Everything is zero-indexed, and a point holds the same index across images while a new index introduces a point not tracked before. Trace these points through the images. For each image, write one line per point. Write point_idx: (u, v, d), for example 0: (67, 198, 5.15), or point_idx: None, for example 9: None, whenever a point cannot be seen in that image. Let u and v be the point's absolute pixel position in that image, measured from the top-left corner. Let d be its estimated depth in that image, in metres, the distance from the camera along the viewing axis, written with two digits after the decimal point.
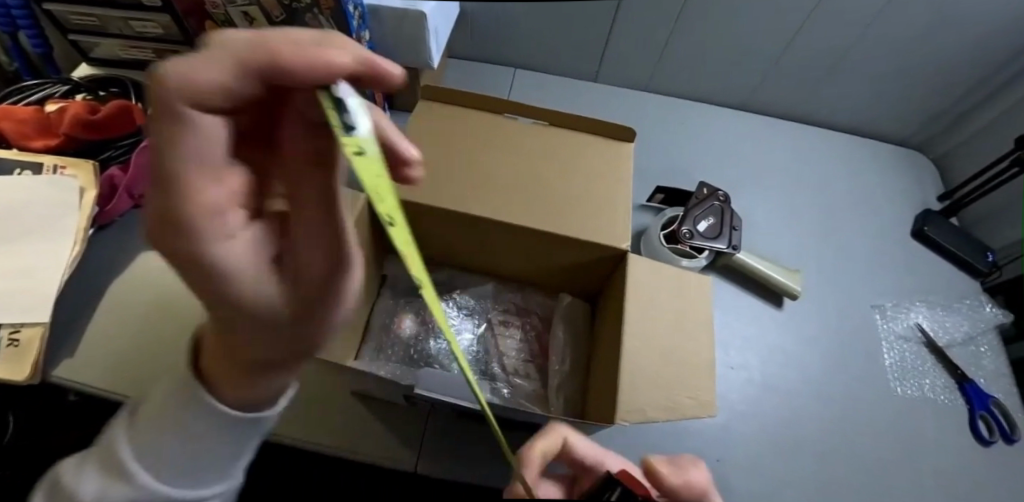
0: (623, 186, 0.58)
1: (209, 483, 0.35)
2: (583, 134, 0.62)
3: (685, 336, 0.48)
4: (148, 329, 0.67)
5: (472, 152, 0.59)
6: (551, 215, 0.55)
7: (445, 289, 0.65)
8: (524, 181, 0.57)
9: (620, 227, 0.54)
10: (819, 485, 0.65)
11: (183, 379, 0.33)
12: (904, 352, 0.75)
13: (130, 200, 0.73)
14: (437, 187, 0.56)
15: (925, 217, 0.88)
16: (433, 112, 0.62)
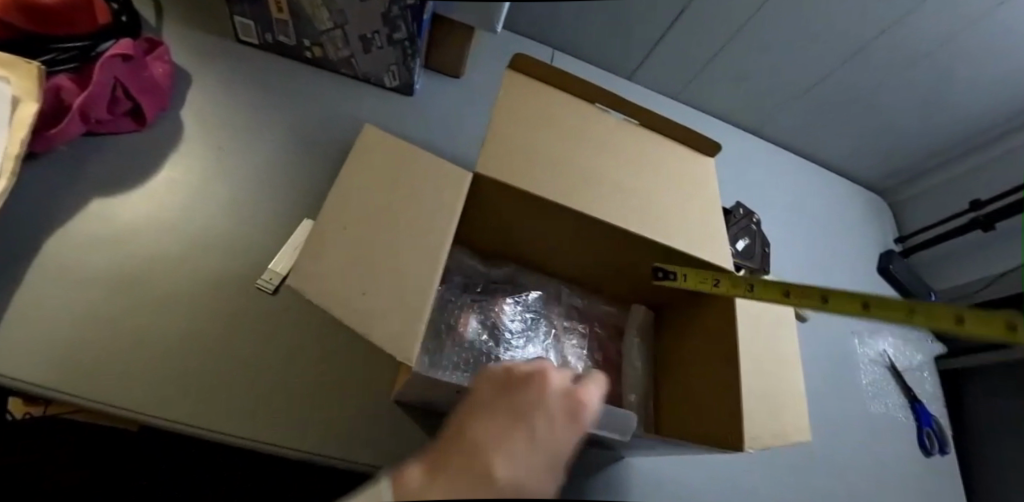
0: (711, 203, 0.56)
1: None
2: (670, 142, 0.60)
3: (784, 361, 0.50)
4: (112, 301, 0.52)
5: (568, 141, 0.53)
6: (651, 218, 0.51)
7: (509, 286, 0.64)
8: (620, 179, 0.53)
9: (712, 243, 0.53)
10: (809, 491, 0.71)
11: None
12: (874, 375, 0.86)
13: (83, 124, 0.56)
14: (536, 176, 0.48)
15: (889, 256, 1.00)
16: (521, 82, 0.54)
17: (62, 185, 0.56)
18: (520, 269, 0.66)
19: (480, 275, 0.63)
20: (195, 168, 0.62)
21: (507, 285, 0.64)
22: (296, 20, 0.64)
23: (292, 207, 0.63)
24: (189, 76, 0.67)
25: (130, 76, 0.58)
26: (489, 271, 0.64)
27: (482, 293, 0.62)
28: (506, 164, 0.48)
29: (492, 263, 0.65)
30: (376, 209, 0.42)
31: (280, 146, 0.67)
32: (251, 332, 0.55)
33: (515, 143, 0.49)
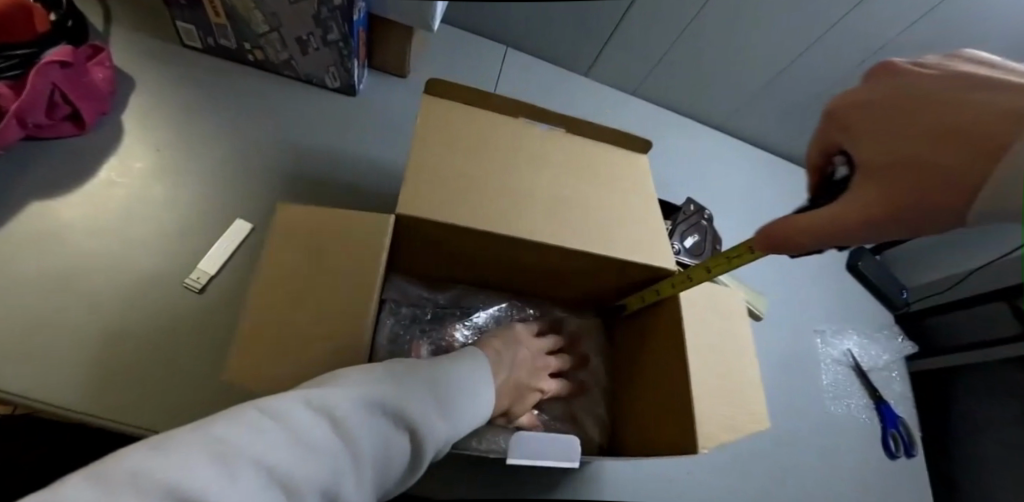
0: (648, 201, 0.56)
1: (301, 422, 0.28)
2: (604, 144, 0.58)
3: (738, 360, 0.52)
4: (45, 300, 0.54)
5: (486, 157, 0.52)
6: (589, 231, 0.51)
7: (458, 312, 0.63)
8: (556, 193, 0.52)
9: (654, 251, 0.52)
10: (752, 492, 0.70)
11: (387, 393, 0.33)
12: (836, 375, 0.83)
13: (21, 129, 0.57)
14: (453, 200, 0.47)
15: (859, 252, 0.95)
16: (446, 98, 0.53)
17: (1, 187, 0.58)
18: (465, 289, 0.64)
19: (423, 301, 0.62)
20: (134, 169, 0.63)
21: (455, 310, 0.63)
22: (233, 24, 0.65)
23: (227, 208, 0.64)
24: (133, 81, 0.69)
25: (69, 82, 0.60)
26: (431, 297, 0.63)
27: (430, 321, 0.62)
28: (419, 196, 0.46)
29: (436, 289, 0.63)
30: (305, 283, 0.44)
31: (221, 147, 0.68)
32: (179, 331, 0.56)
33: (433, 179, 0.48)
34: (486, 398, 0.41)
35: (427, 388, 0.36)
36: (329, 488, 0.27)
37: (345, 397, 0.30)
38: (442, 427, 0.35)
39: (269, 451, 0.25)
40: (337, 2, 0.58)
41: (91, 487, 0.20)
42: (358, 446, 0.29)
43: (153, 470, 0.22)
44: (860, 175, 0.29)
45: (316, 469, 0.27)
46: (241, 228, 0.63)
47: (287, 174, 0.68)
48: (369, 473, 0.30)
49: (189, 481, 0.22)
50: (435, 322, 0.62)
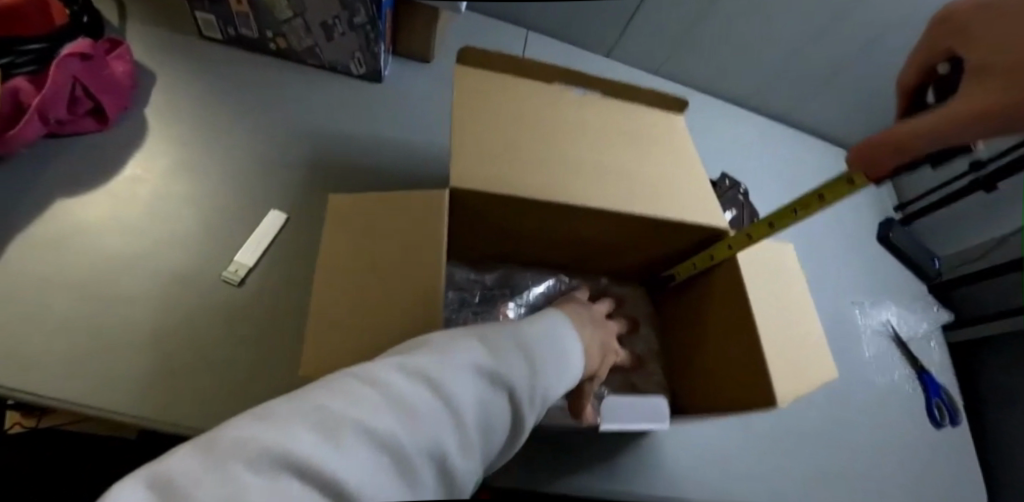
0: (693, 163, 0.53)
1: (392, 383, 0.26)
2: (648, 109, 0.54)
3: (801, 317, 0.52)
4: (81, 300, 0.52)
5: (531, 125, 0.48)
6: (640, 194, 0.48)
7: (507, 291, 0.63)
8: (603, 157, 0.49)
9: (708, 212, 0.49)
10: (804, 468, 0.69)
11: (471, 349, 0.30)
12: (878, 346, 0.82)
13: (44, 125, 0.55)
14: (503, 169, 0.45)
15: (889, 223, 0.95)
16: (483, 64, 0.48)
17: (25, 187, 0.56)
18: (513, 266, 0.63)
19: (471, 283, 0.61)
20: (160, 164, 0.61)
21: (504, 289, 0.63)
22: (256, 12, 0.63)
23: (258, 200, 0.62)
24: (153, 74, 0.66)
25: (89, 75, 0.57)
26: (479, 278, 0.62)
27: (480, 303, 0.61)
28: (469, 169, 0.43)
29: (482, 270, 0.62)
30: (353, 262, 0.44)
31: (247, 139, 0.66)
32: (221, 326, 0.54)
33: (476, 149, 0.44)
34: (573, 359, 0.38)
35: (514, 341, 0.33)
36: (433, 451, 0.25)
37: (432, 358, 0.28)
38: (534, 384, 0.32)
39: (366, 414, 0.24)
40: None
41: (203, 459, 0.20)
42: (456, 406, 0.27)
43: (256, 439, 0.21)
44: (966, 79, 0.25)
45: (418, 430, 0.25)
46: (275, 219, 0.61)
47: (317, 164, 0.66)
48: (471, 435, 0.28)
49: (292, 446, 0.21)
50: (485, 303, 0.61)
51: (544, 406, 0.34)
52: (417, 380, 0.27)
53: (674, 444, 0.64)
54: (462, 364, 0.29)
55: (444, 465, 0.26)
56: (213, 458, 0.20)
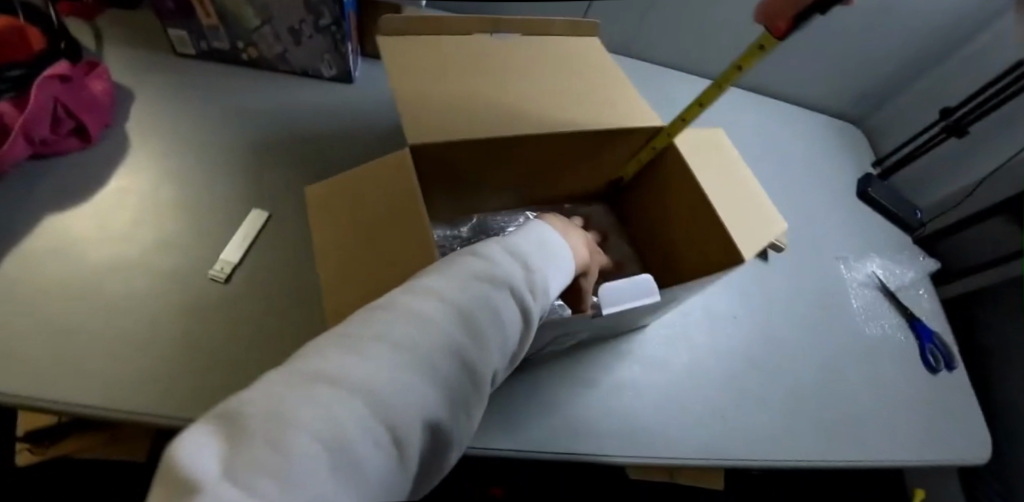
0: (612, 74, 0.66)
1: (401, 303, 0.28)
2: (560, 37, 0.67)
3: (744, 181, 0.63)
4: (74, 308, 0.53)
5: (482, 84, 0.59)
6: (581, 108, 0.62)
7: (483, 235, 0.77)
8: (546, 85, 0.62)
9: (636, 113, 0.64)
10: (802, 420, 0.69)
11: (465, 263, 0.33)
12: (865, 297, 0.83)
13: (28, 145, 0.57)
14: (462, 107, 0.56)
15: (867, 179, 0.96)
16: (409, 42, 0.58)
17: (15, 206, 0.58)
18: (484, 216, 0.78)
19: (448, 240, 0.74)
20: (144, 176, 0.63)
21: (480, 236, 0.76)
22: (225, 23, 0.66)
23: (240, 201, 0.64)
24: (132, 92, 0.69)
25: (69, 95, 0.60)
26: (451, 236, 0.75)
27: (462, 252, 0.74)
28: (433, 122, 0.53)
29: (456, 227, 0.76)
30: (344, 228, 0.52)
31: (226, 145, 0.68)
32: (211, 321, 0.55)
33: (434, 93, 0.55)
34: (555, 262, 0.44)
35: (500, 252, 0.37)
36: (454, 349, 0.27)
37: (432, 279, 0.31)
38: (522, 284, 0.36)
39: (381, 330, 0.26)
40: None
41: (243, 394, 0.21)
42: (466, 310, 0.29)
43: (290, 371, 0.22)
44: None
45: (436, 333, 0.27)
46: (257, 218, 0.62)
47: (296, 164, 0.69)
48: (489, 333, 0.30)
49: (322, 366, 0.22)
50: None
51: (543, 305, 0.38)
52: (423, 297, 0.29)
53: (661, 403, 0.65)
54: (462, 275, 0.32)
55: (466, 361, 0.28)
56: (267, 398, 0.20)
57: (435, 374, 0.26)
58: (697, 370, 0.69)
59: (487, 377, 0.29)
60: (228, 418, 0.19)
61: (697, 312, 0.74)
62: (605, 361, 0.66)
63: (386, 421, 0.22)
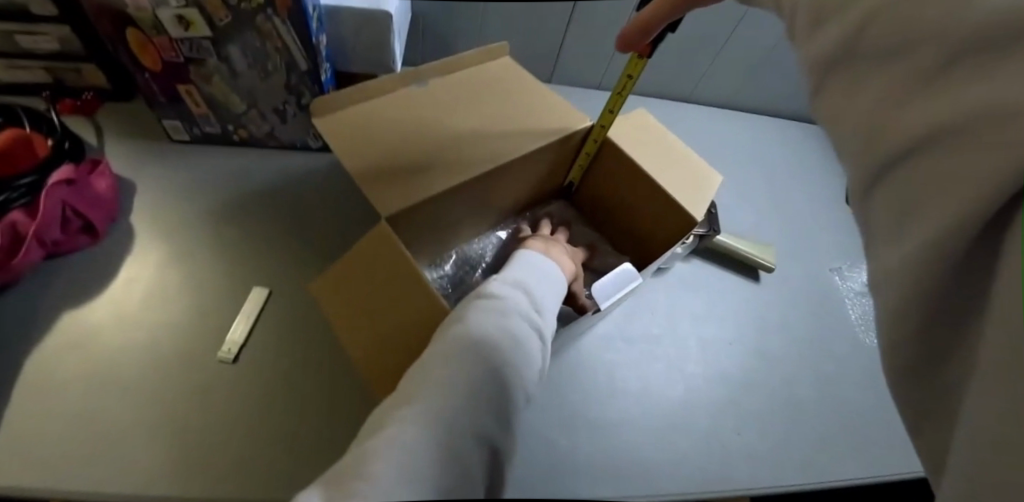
0: (539, 88, 0.71)
1: (423, 363, 0.41)
2: (476, 66, 0.71)
3: (678, 152, 0.72)
4: (93, 402, 0.56)
5: (427, 126, 0.64)
6: (518, 121, 0.67)
7: (467, 267, 0.73)
8: (484, 116, 0.66)
9: (569, 116, 0.70)
10: (816, 442, 0.68)
11: (455, 324, 0.44)
12: (863, 306, 0.83)
13: (41, 249, 0.61)
14: (417, 159, 0.60)
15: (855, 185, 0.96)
16: (347, 118, 0.60)
17: (33, 307, 0.61)
18: (458, 246, 0.73)
19: (438, 283, 0.71)
20: (149, 263, 0.67)
21: (466, 268, 0.73)
22: (214, 110, 0.71)
23: (239, 278, 0.67)
24: (134, 183, 0.73)
25: (76, 197, 0.64)
26: (440, 277, 0.71)
27: (454, 289, 0.71)
28: (394, 191, 0.56)
29: (439, 264, 0.72)
30: (354, 308, 0.54)
31: (222, 224, 0.71)
32: (221, 402, 0.58)
33: (380, 145, 0.60)
34: (541, 297, 0.53)
35: (482, 306, 0.47)
36: (467, 388, 0.38)
37: (437, 347, 0.42)
38: (531, 309, 0.49)
39: (415, 388, 0.39)
40: (304, 66, 0.65)
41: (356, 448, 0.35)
42: (467, 356, 0.41)
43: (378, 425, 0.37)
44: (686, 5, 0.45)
45: (452, 376, 0.39)
46: (259, 296, 0.65)
47: (290, 235, 0.72)
48: (486, 369, 0.41)
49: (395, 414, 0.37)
50: (458, 287, 0.72)
51: (532, 333, 0.47)
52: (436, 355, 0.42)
53: (660, 440, 0.64)
54: (456, 334, 0.43)
55: (478, 395, 0.38)
56: (370, 441, 0.35)
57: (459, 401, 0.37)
58: (695, 403, 0.68)
59: (530, 382, 0.44)
60: (356, 454, 0.34)
61: (690, 341, 0.73)
62: (608, 402, 0.66)
63: (434, 441, 0.35)
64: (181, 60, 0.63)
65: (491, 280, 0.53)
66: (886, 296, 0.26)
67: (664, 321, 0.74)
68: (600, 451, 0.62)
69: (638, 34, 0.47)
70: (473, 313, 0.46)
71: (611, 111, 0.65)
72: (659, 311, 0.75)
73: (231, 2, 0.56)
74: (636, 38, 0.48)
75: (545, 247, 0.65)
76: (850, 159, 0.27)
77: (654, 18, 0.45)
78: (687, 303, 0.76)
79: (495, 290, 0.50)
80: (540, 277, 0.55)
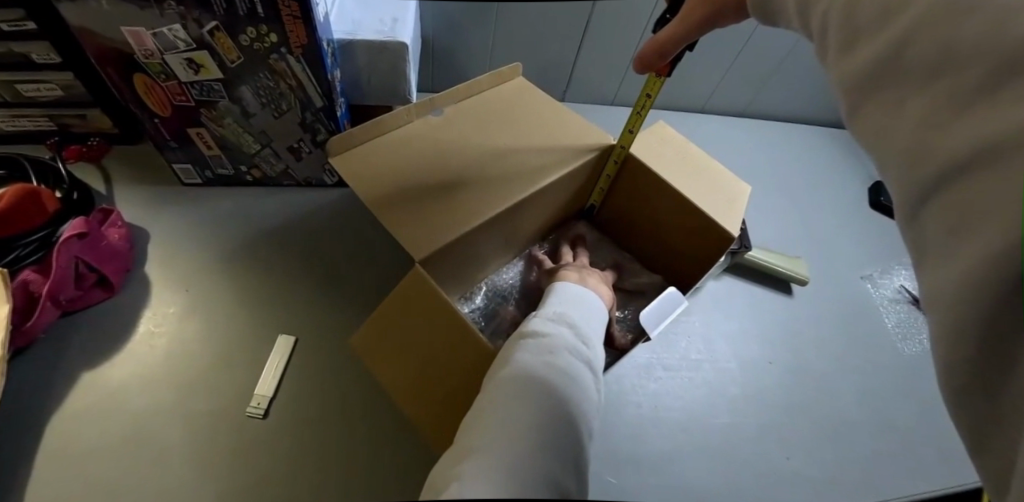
0: (557, 106, 0.67)
1: (480, 411, 0.36)
2: (489, 89, 0.67)
3: (705, 164, 0.65)
4: (120, 466, 0.54)
5: (446, 153, 0.59)
6: (542, 142, 0.63)
7: (498, 299, 0.70)
8: (505, 139, 0.62)
9: (594, 133, 0.66)
10: (866, 464, 0.65)
11: (508, 364, 0.40)
12: (899, 314, 0.80)
13: (56, 308, 0.59)
14: (440, 192, 0.56)
15: (877, 189, 0.94)
16: (360, 158, 0.55)
17: (51, 369, 0.59)
18: (486, 277, 0.71)
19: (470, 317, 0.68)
20: (168, 314, 0.64)
21: (496, 300, 0.70)
22: (227, 152, 0.68)
23: (261, 325, 0.65)
24: (146, 230, 0.70)
25: (88, 250, 0.60)
26: (472, 311, 0.69)
27: (486, 323, 0.68)
28: (423, 234, 0.52)
29: (470, 297, 0.69)
30: (395, 353, 0.48)
31: (241, 270, 0.68)
32: (252, 460, 0.55)
33: (396, 176, 0.55)
34: (588, 329, 0.48)
35: (531, 343, 0.43)
36: (539, 430, 0.33)
37: (491, 391, 0.37)
38: (577, 340, 0.45)
39: (477, 434, 0.33)
40: (320, 103, 0.63)
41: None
42: (529, 395, 0.36)
43: (441, 482, 0.30)
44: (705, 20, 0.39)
45: (519, 418, 0.33)
46: (285, 344, 0.63)
47: (310, 277, 0.69)
48: (553, 408, 0.35)
49: (462, 462, 0.30)
50: (489, 320, 0.69)
51: (589, 371, 0.42)
52: (493, 397, 0.37)
53: (708, 471, 0.62)
54: (511, 375, 0.38)
55: (553, 440, 0.33)
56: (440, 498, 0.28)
57: (535, 445, 0.31)
58: (742, 428, 0.66)
59: (593, 420, 0.38)
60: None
61: (729, 364, 0.71)
62: (651, 435, 0.63)
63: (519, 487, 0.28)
64: (192, 103, 0.61)
65: (532, 316, 0.48)
66: (946, 325, 0.24)
67: (702, 345, 0.72)
68: (650, 487, 0.59)
69: (653, 58, 0.44)
70: (523, 351, 0.41)
71: (631, 130, 0.60)
72: (695, 334, 0.73)
73: (243, 43, 0.54)
74: (653, 60, 0.44)
75: (580, 275, 0.60)
76: (896, 179, 0.26)
77: (669, 40, 0.42)
78: (722, 324, 0.74)
79: (541, 327, 0.46)
80: (581, 309, 0.51)
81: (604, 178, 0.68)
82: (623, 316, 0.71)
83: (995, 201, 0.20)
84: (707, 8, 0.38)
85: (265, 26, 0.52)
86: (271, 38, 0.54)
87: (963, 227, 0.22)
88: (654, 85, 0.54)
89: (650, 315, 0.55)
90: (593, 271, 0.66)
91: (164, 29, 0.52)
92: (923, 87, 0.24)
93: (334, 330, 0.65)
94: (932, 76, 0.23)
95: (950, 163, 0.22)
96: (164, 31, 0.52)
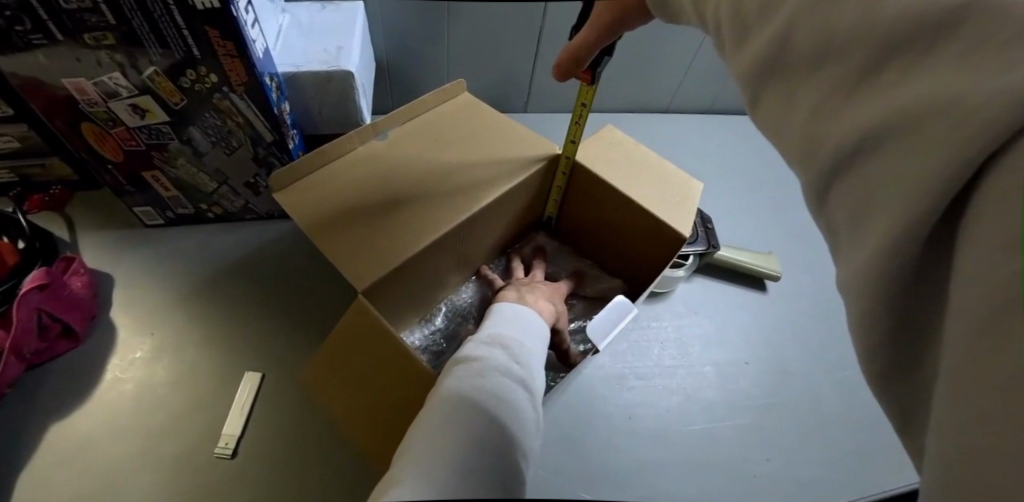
0: (505, 119, 0.67)
1: (411, 443, 0.35)
2: (437, 109, 0.66)
3: (657, 164, 0.64)
4: None
5: (391, 176, 0.59)
6: (488, 155, 0.63)
7: (459, 318, 0.70)
8: (454, 158, 0.62)
9: (544, 145, 0.65)
10: (847, 460, 0.64)
11: (442, 390, 0.39)
12: None
13: (20, 362, 0.59)
14: (388, 217, 0.55)
15: None
16: (303, 191, 0.55)
17: (19, 425, 0.59)
18: (445, 297, 0.70)
19: (431, 339, 0.68)
20: (135, 360, 0.64)
21: (458, 319, 0.70)
22: (184, 191, 0.69)
23: (228, 363, 0.64)
24: (111, 275, 0.71)
25: (50, 300, 0.60)
26: (432, 333, 0.69)
27: (448, 343, 0.68)
28: (368, 263, 0.51)
29: (430, 319, 0.69)
30: (343, 386, 0.48)
31: (207, 308, 0.68)
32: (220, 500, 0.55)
33: (338, 205, 0.54)
34: (528, 346, 0.47)
35: (466, 367, 0.41)
36: (466, 461, 0.32)
37: (424, 422, 0.36)
38: (510, 360, 0.43)
39: (405, 469, 0.32)
40: (270, 137, 0.63)
41: None
42: (460, 424, 0.35)
43: None
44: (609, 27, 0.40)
45: (446, 450, 0.32)
46: (252, 380, 0.63)
47: (275, 310, 0.69)
48: (484, 435, 0.34)
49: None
50: (451, 341, 0.69)
51: (526, 390, 0.41)
52: (423, 427, 0.35)
53: (682, 480, 0.61)
54: (442, 403, 0.37)
55: (481, 471, 0.32)
56: None
57: (460, 478, 0.31)
58: (718, 431, 0.65)
59: (527, 441, 0.37)
60: None
61: (704, 368, 0.70)
62: (624, 446, 0.62)
63: None
64: (142, 146, 0.61)
65: (471, 338, 0.47)
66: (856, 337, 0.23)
67: (675, 351, 0.71)
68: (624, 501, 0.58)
69: (569, 66, 0.43)
70: (455, 376, 0.40)
71: (573, 141, 0.60)
72: (668, 339, 0.72)
73: (184, 85, 0.54)
74: (571, 68, 0.44)
75: (519, 294, 0.60)
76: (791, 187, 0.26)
77: (583, 46, 0.42)
78: (694, 327, 0.74)
79: (478, 346, 0.44)
80: (520, 327, 0.49)
81: (555, 189, 0.68)
82: (581, 326, 0.71)
83: (879, 201, 0.20)
84: (611, 18, 0.39)
85: (202, 67, 0.52)
86: (211, 78, 0.54)
87: (854, 228, 0.22)
88: (586, 94, 0.54)
89: (598, 326, 0.55)
90: (543, 285, 0.66)
91: (103, 77, 0.51)
92: (814, 97, 0.24)
93: (302, 362, 0.65)
94: (817, 84, 0.24)
95: (835, 164, 0.23)
96: (105, 80, 0.52)
